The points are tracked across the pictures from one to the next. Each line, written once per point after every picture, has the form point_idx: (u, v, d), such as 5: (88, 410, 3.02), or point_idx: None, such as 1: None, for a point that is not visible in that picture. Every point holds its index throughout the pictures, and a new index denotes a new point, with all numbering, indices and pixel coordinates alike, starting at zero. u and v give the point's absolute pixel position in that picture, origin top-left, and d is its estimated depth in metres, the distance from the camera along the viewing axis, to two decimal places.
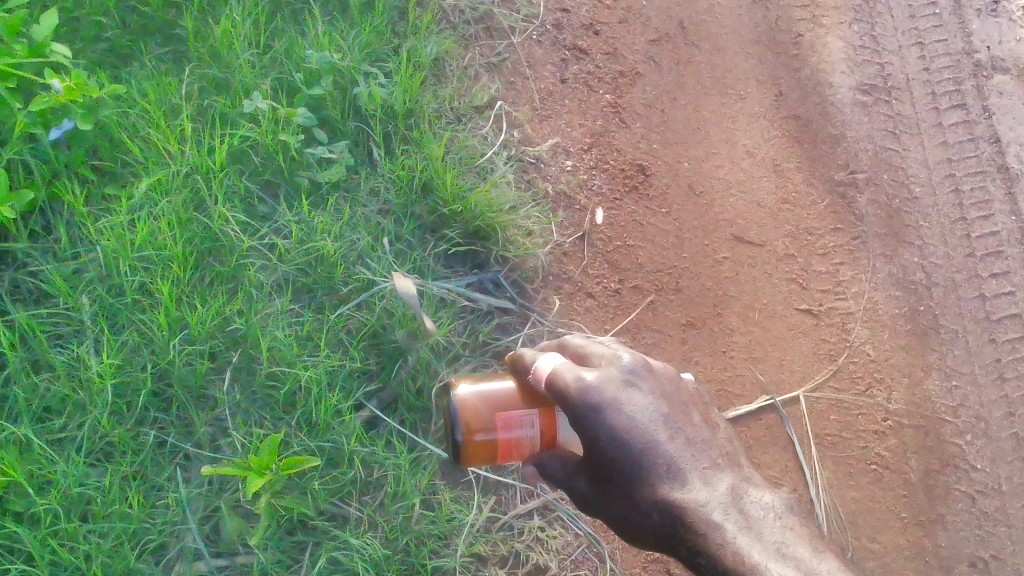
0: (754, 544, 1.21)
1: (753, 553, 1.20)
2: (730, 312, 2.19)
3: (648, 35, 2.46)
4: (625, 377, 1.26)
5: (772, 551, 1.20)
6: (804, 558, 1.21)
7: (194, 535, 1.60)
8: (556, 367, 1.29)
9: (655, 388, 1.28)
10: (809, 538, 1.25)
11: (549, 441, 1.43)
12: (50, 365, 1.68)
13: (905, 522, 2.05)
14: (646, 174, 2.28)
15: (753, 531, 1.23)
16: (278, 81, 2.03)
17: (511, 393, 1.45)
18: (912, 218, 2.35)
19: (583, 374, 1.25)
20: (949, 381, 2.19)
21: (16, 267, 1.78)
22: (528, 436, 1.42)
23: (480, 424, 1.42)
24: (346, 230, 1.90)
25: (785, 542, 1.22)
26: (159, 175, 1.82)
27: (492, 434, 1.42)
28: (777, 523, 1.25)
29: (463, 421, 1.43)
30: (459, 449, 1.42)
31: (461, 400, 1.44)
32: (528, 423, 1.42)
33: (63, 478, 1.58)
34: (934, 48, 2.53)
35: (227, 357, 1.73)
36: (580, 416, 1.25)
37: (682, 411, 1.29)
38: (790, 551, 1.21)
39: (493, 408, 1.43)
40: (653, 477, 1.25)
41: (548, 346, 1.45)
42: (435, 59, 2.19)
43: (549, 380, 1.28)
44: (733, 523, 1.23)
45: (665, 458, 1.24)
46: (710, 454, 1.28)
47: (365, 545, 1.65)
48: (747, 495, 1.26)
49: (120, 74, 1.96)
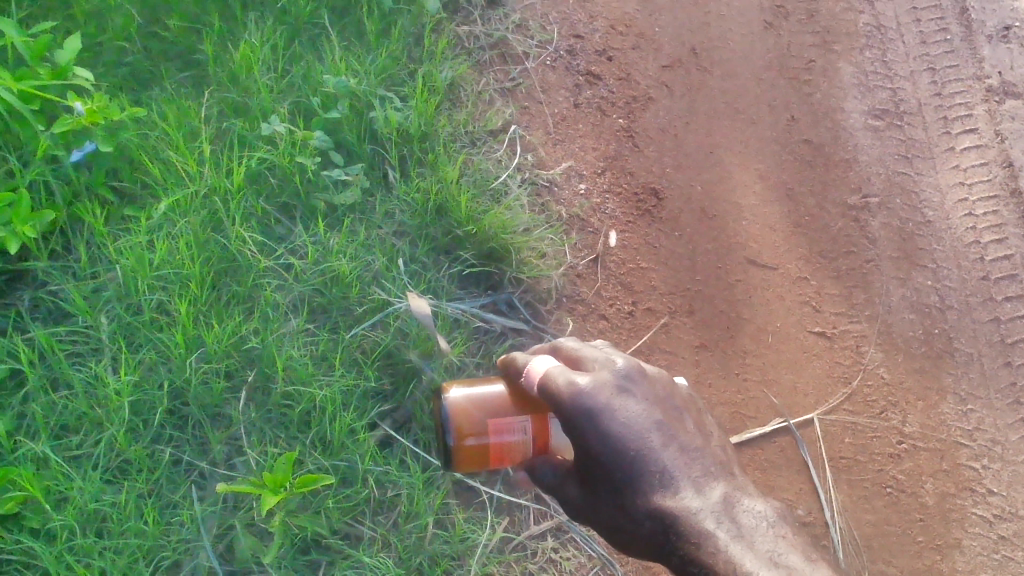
0: (746, 552, 1.22)
1: (745, 561, 1.21)
2: (744, 334, 2.19)
3: (661, 61, 2.49)
4: (619, 382, 1.27)
5: (764, 560, 1.22)
6: (796, 566, 1.22)
7: (208, 554, 1.60)
8: (549, 370, 1.29)
9: (649, 394, 1.29)
10: (800, 547, 1.26)
11: (541, 446, 1.44)
12: (68, 383, 1.70)
13: (921, 546, 2.04)
14: (659, 198, 2.30)
15: (746, 540, 1.24)
16: (296, 105, 2.06)
17: (502, 396, 1.45)
18: (925, 242, 2.35)
19: (577, 378, 1.25)
20: (964, 405, 2.18)
21: (36, 286, 1.81)
22: (521, 440, 1.42)
23: (472, 429, 1.42)
24: (361, 251, 1.92)
25: (777, 551, 1.24)
26: (179, 197, 1.85)
27: (484, 438, 1.42)
28: (770, 531, 1.26)
29: (455, 425, 1.42)
30: (450, 454, 1.42)
31: (452, 404, 1.44)
32: (519, 428, 1.42)
33: (79, 494, 1.59)
34: (946, 73, 2.54)
35: (243, 376, 1.75)
36: (573, 421, 1.25)
37: (675, 417, 1.31)
38: (782, 560, 1.23)
39: (484, 412, 1.43)
40: (645, 483, 1.26)
41: (540, 349, 1.45)
42: (450, 84, 2.22)
43: (542, 383, 1.28)
44: (726, 531, 1.24)
45: (657, 466, 1.25)
46: (704, 462, 1.29)
47: (378, 564, 1.66)
48: (740, 504, 1.28)
49: (141, 98, 2.00)
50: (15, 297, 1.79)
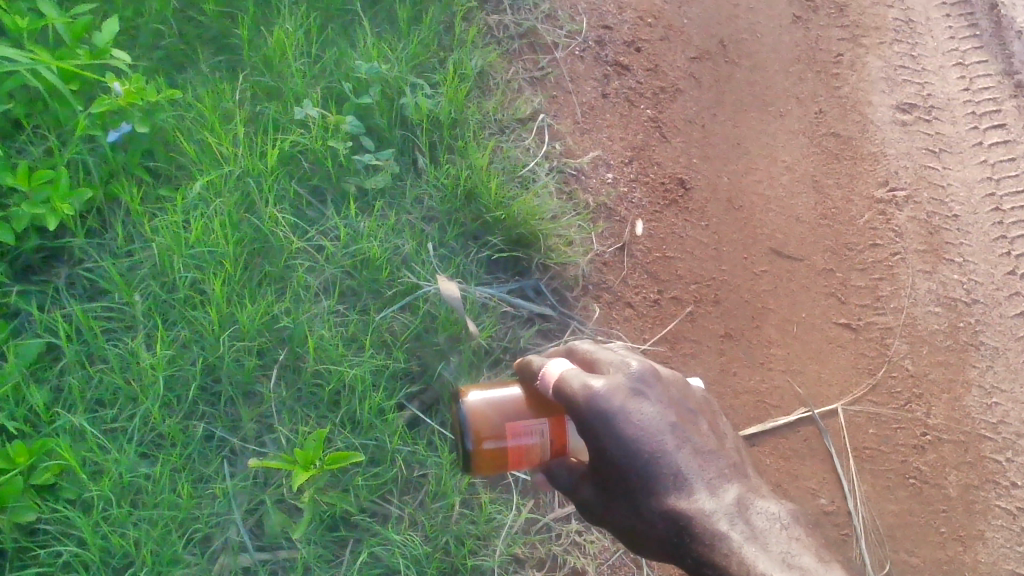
0: (759, 554, 1.24)
1: (759, 562, 1.22)
2: (769, 324, 2.20)
3: (689, 53, 2.50)
4: (633, 385, 1.28)
5: (777, 561, 1.23)
6: (809, 567, 1.23)
7: (239, 528, 1.62)
8: (563, 373, 1.30)
9: (663, 396, 1.30)
10: (814, 548, 1.28)
11: (558, 449, 1.44)
12: (104, 357, 1.73)
13: (944, 537, 2.04)
14: (686, 188, 2.31)
15: (759, 541, 1.26)
16: (328, 90, 2.08)
17: (517, 399, 1.45)
18: (952, 236, 2.38)
19: (591, 381, 1.27)
20: (988, 398, 2.21)
21: (72, 264, 1.84)
22: (537, 443, 1.43)
23: (490, 432, 1.42)
24: (390, 235, 1.93)
25: (791, 552, 1.25)
26: (214, 175, 1.87)
27: (502, 441, 1.42)
28: (782, 533, 1.28)
29: (473, 429, 1.42)
30: (469, 457, 1.42)
31: (470, 407, 1.43)
32: (536, 431, 1.43)
33: (114, 465, 1.61)
34: (975, 68, 2.59)
35: (275, 355, 1.77)
36: (587, 424, 1.26)
37: (689, 419, 1.32)
38: (794, 561, 1.24)
39: (501, 415, 1.43)
40: (659, 486, 1.27)
41: (554, 352, 1.47)
42: (480, 72, 2.23)
43: (557, 385, 1.29)
44: (739, 533, 1.25)
45: (671, 468, 1.27)
46: (717, 465, 1.31)
47: (406, 541, 1.67)
48: (753, 506, 1.29)
49: (177, 80, 2.02)
50: (52, 275, 1.82)
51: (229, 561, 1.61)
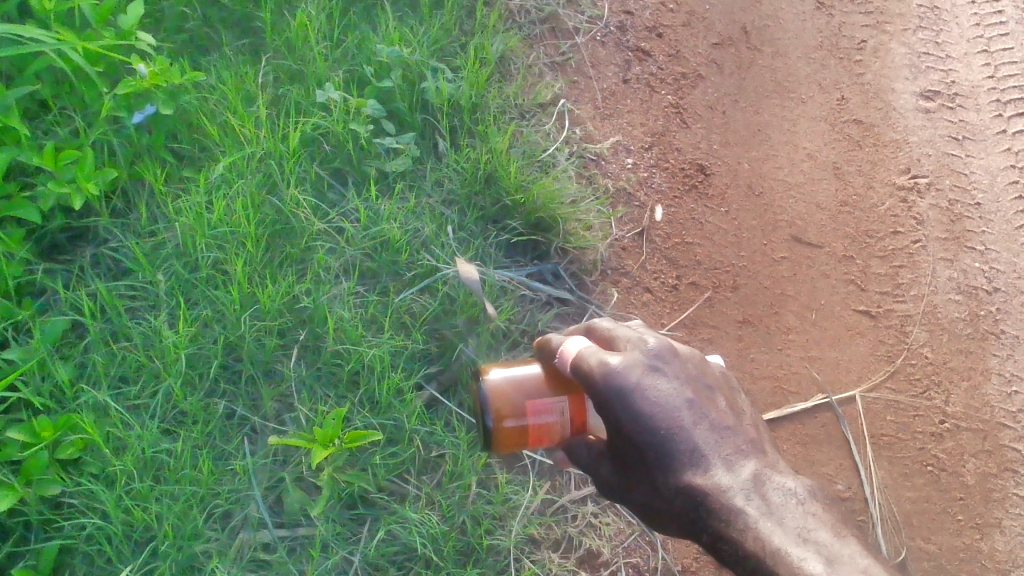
0: (775, 529, 1.24)
1: (774, 538, 1.23)
2: (788, 311, 2.20)
3: (711, 39, 2.49)
4: (650, 362, 1.29)
5: (793, 536, 1.24)
6: (825, 543, 1.24)
7: (259, 504, 1.65)
8: (581, 352, 1.32)
9: (681, 373, 1.31)
10: (831, 523, 1.27)
11: (578, 426, 1.46)
12: (128, 335, 1.75)
13: (961, 524, 2.05)
14: (706, 174, 2.31)
15: (775, 516, 1.26)
16: (350, 73, 2.09)
17: (538, 377, 1.46)
18: (974, 224, 2.38)
19: (608, 358, 1.29)
20: (1008, 387, 2.21)
21: (96, 243, 1.86)
22: (558, 422, 1.45)
23: (511, 411, 1.44)
24: (410, 217, 1.95)
25: (807, 527, 1.25)
26: (236, 156, 1.88)
27: (523, 420, 1.44)
28: (799, 509, 1.28)
29: (494, 408, 1.43)
30: (490, 435, 1.44)
31: (491, 386, 1.45)
32: (556, 410, 1.45)
33: (137, 441, 1.63)
34: (1000, 56, 2.59)
35: (295, 335, 1.79)
36: (604, 400, 1.28)
37: (707, 396, 1.33)
38: (811, 536, 1.24)
39: (522, 394, 1.44)
40: (676, 462, 1.28)
41: (574, 331, 1.48)
42: (501, 57, 2.23)
43: (575, 363, 1.32)
44: (755, 508, 1.26)
45: (688, 445, 1.28)
46: (735, 440, 1.31)
47: (423, 520, 1.69)
48: (770, 481, 1.29)
49: (200, 63, 2.04)
50: (77, 254, 1.85)
51: (249, 537, 1.64)
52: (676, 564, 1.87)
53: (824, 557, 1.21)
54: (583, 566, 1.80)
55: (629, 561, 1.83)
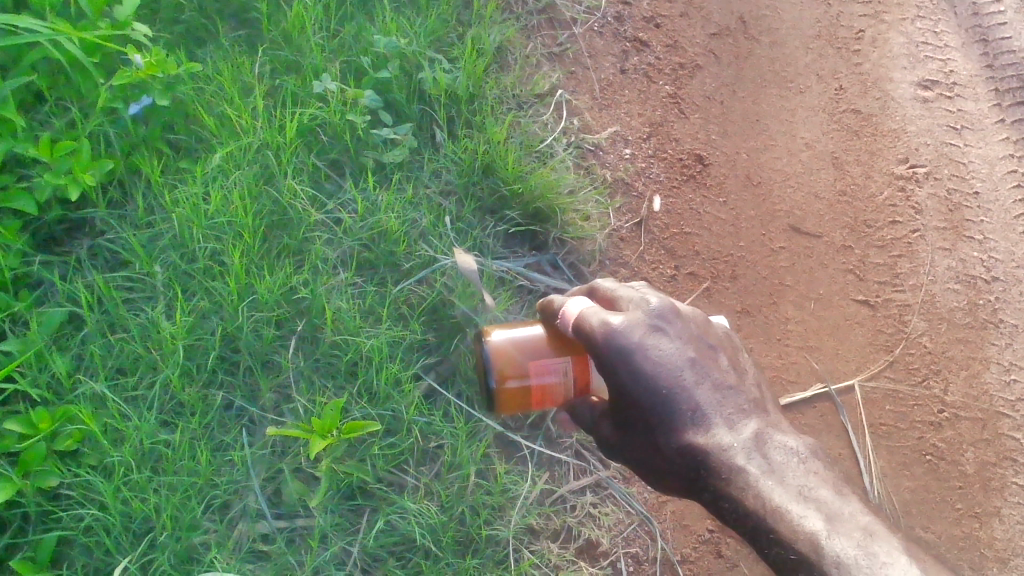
0: (776, 487, 1.30)
1: (775, 496, 1.29)
2: (787, 301, 2.20)
3: (709, 29, 2.48)
4: (653, 322, 1.32)
5: (794, 494, 1.30)
6: (826, 501, 1.30)
7: (257, 495, 1.65)
8: (583, 312, 1.34)
9: (683, 333, 1.35)
10: (832, 481, 1.34)
11: (581, 387, 1.51)
12: (126, 326, 1.74)
13: (960, 513, 2.06)
14: (704, 164, 2.30)
15: (777, 474, 1.32)
16: (347, 64, 2.08)
17: (541, 338, 1.51)
18: (973, 213, 2.38)
19: (610, 318, 1.31)
20: (1007, 375, 2.21)
21: (94, 235, 1.86)
22: (561, 383, 1.50)
23: (514, 371, 1.48)
24: (408, 208, 1.94)
25: (808, 485, 1.31)
26: (233, 147, 1.87)
27: (525, 380, 1.49)
28: (801, 467, 1.33)
29: (497, 369, 1.48)
30: (493, 395, 1.49)
31: (494, 347, 1.49)
32: (559, 371, 1.49)
33: (135, 432, 1.63)
34: (998, 45, 2.57)
35: (293, 325, 1.79)
36: (606, 359, 1.31)
37: (709, 354, 1.37)
38: (812, 494, 1.31)
39: (525, 354, 1.49)
40: (677, 421, 1.33)
41: (576, 293, 1.51)
42: (498, 48, 2.21)
43: (577, 323, 1.34)
44: (756, 467, 1.32)
45: (690, 404, 1.32)
46: (736, 400, 1.36)
47: (422, 510, 1.68)
48: (771, 440, 1.35)
49: (196, 54, 2.03)
50: (75, 245, 1.84)
51: (247, 528, 1.64)
52: (675, 553, 1.88)
53: (824, 514, 1.28)
54: (582, 556, 1.80)
55: (629, 550, 1.84)
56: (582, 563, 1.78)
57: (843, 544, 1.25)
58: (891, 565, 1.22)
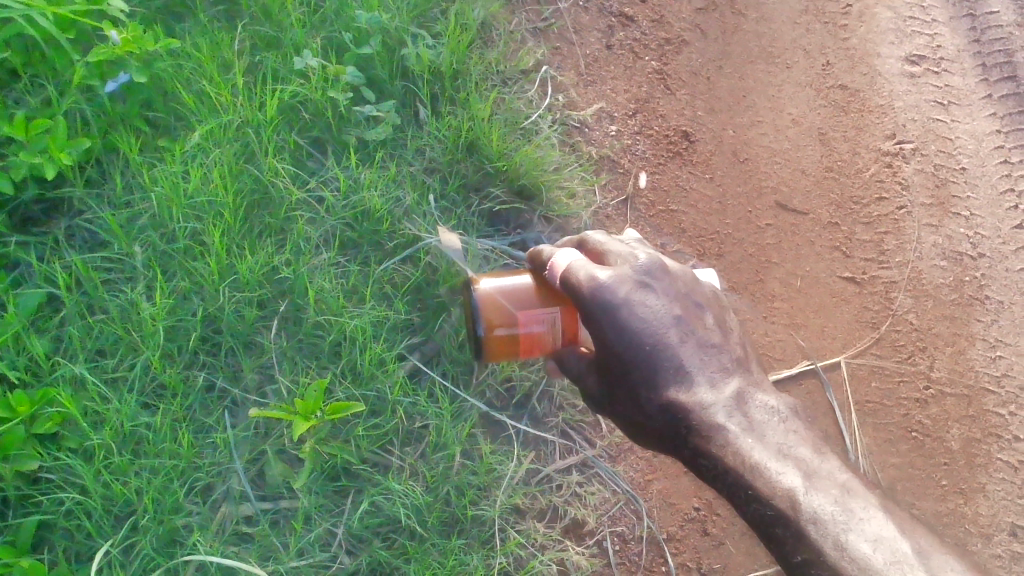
0: (755, 444, 1.30)
1: (754, 453, 1.29)
2: (773, 278, 2.19)
3: (695, 4, 2.46)
4: (640, 277, 1.32)
5: (773, 452, 1.30)
6: (804, 459, 1.31)
7: (240, 478, 1.64)
8: (571, 266, 1.33)
9: (670, 292, 1.34)
10: (812, 441, 1.35)
11: (568, 337, 1.51)
12: (105, 308, 1.72)
13: (945, 490, 2.06)
14: (690, 140, 2.29)
15: (756, 432, 1.32)
16: (328, 40, 2.04)
17: (528, 286, 1.49)
18: (959, 189, 2.37)
19: (598, 272, 1.30)
20: (992, 351, 2.21)
21: (72, 215, 1.83)
22: (550, 332, 1.49)
23: (502, 320, 1.47)
24: (391, 185, 1.92)
25: (787, 443, 1.32)
26: (212, 125, 1.84)
27: (513, 329, 1.47)
28: (780, 426, 1.34)
29: (485, 316, 1.46)
30: (481, 343, 1.47)
31: (482, 295, 1.47)
32: (549, 320, 1.48)
33: (115, 415, 1.60)
34: (985, 20, 2.56)
35: (274, 306, 1.77)
36: (591, 314, 1.31)
37: (695, 313, 1.37)
38: (790, 452, 1.31)
39: (513, 302, 1.47)
40: (660, 379, 1.32)
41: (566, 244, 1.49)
42: (482, 23, 2.18)
43: (565, 277, 1.33)
44: (736, 424, 1.32)
45: (673, 361, 1.32)
46: (720, 358, 1.36)
47: (407, 492, 1.67)
48: (752, 399, 1.35)
49: (175, 30, 1.99)
50: (52, 226, 1.82)
51: (231, 510, 1.62)
52: (661, 532, 1.88)
53: (802, 471, 1.28)
54: (568, 535, 1.80)
55: (615, 529, 1.84)
56: (568, 542, 1.78)
57: (820, 499, 1.25)
58: (868, 521, 1.23)
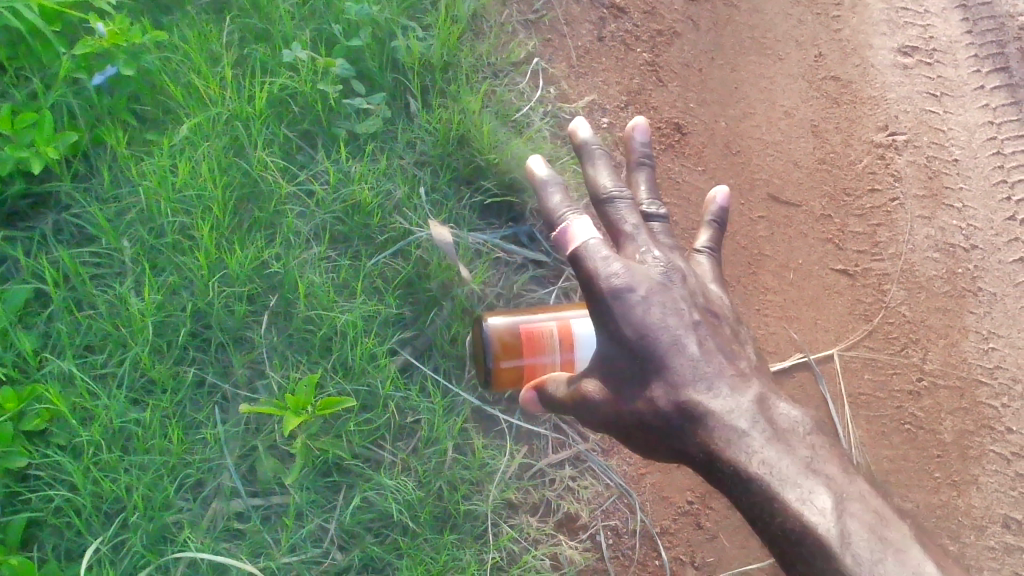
0: (783, 457, 1.22)
1: (781, 467, 1.21)
2: (765, 271, 2.18)
3: None
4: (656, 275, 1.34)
5: (801, 467, 1.22)
6: (834, 476, 1.21)
7: (231, 474, 1.62)
8: (583, 241, 1.36)
9: (680, 288, 1.35)
10: None
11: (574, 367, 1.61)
12: (93, 303, 1.70)
13: (939, 482, 2.07)
14: (682, 133, 2.28)
15: (783, 445, 1.24)
16: (317, 32, 2.02)
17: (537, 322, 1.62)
18: (952, 180, 2.36)
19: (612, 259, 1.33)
20: (985, 343, 2.21)
21: (59, 209, 1.81)
22: (553, 364, 1.60)
23: (508, 352, 1.62)
24: (381, 178, 1.90)
25: (817, 460, 1.23)
26: (201, 118, 1.82)
27: (518, 362, 1.62)
28: (808, 440, 1.25)
29: (493, 349, 1.62)
30: (489, 374, 1.62)
31: (492, 328, 1.62)
32: (552, 352, 1.60)
33: (104, 412, 1.59)
34: (978, 11, 2.52)
35: (265, 301, 1.75)
36: (604, 298, 1.32)
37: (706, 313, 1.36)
38: (820, 469, 1.22)
39: (519, 337, 1.61)
40: (672, 370, 1.29)
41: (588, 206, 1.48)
42: (473, 15, 2.15)
43: (577, 254, 1.35)
44: (760, 435, 1.24)
45: (685, 355, 1.30)
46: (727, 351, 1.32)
47: (399, 487, 1.66)
48: (773, 404, 1.29)
49: (162, 22, 1.96)
50: (39, 220, 1.80)
51: (222, 506, 1.61)
52: (655, 526, 1.88)
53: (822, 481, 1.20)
54: (561, 530, 1.80)
55: (608, 523, 1.84)
56: (561, 537, 1.78)
57: (853, 524, 1.15)
58: (905, 551, 1.13)
